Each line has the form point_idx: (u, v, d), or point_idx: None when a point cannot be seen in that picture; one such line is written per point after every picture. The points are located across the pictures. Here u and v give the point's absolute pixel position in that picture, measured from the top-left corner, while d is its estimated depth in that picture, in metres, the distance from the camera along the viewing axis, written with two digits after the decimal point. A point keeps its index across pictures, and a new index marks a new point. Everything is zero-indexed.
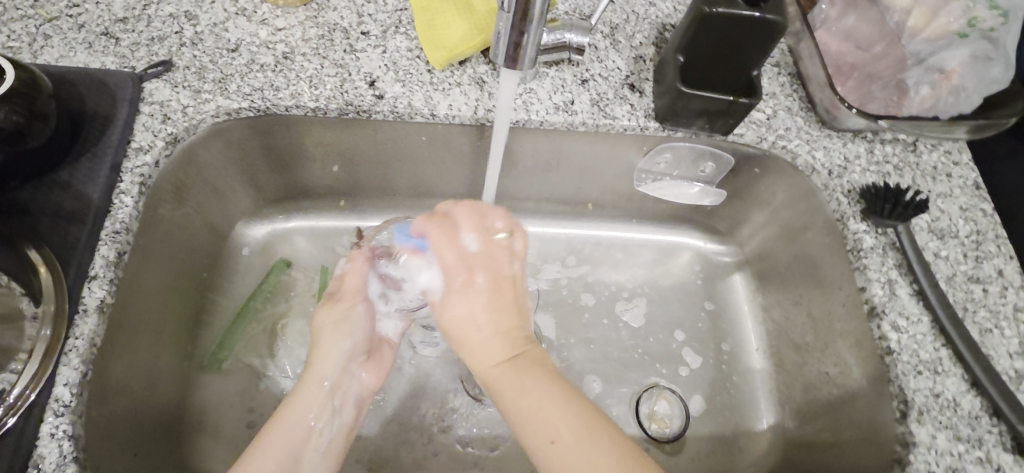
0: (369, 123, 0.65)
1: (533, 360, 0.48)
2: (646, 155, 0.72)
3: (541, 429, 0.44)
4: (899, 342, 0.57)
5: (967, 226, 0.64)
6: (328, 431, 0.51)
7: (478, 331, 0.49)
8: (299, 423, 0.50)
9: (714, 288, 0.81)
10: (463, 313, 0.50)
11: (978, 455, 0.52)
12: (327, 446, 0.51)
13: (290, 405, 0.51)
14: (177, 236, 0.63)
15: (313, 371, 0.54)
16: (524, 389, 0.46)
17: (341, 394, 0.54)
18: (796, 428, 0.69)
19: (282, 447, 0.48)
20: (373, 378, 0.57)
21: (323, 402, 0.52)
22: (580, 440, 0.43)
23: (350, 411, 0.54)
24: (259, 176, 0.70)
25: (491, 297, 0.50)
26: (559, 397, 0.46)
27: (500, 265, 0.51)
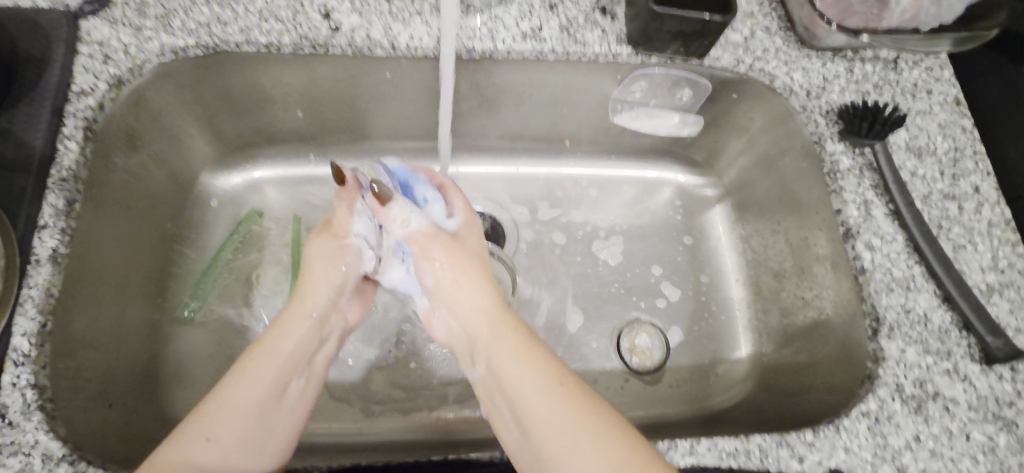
0: (327, 59, 0.62)
1: (520, 326, 0.50)
2: (620, 84, 0.70)
3: (538, 377, 0.46)
4: (873, 261, 0.57)
5: (945, 144, 0.63)
6: (311, 362, 0.52)
7: (467, 278, 0.54)
8: (281, 349, 0.50)
9: (694, 221, 0.80)
10: (458, 264, 0.55)
11: (946, 367, 0.53)
12: (308, 377, 0.52)
13: (275, 333, 0.51)
14: (135, 187, 0.60)
15: (303, 302, 0.54)
16: (507, 338, 0.49)
17: (328, 325, 0.56)
18: (773, 354, 0.70)
19: (271, 371, 0.48)
20: (355, 315, 0.61)
21: (312, 331, 0.53)
22: (557, 394, 0.45)
23: (330, 346, 0.56)
24: (218, 121, 0.67)
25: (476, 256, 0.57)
26: (541, 359, 0.47)
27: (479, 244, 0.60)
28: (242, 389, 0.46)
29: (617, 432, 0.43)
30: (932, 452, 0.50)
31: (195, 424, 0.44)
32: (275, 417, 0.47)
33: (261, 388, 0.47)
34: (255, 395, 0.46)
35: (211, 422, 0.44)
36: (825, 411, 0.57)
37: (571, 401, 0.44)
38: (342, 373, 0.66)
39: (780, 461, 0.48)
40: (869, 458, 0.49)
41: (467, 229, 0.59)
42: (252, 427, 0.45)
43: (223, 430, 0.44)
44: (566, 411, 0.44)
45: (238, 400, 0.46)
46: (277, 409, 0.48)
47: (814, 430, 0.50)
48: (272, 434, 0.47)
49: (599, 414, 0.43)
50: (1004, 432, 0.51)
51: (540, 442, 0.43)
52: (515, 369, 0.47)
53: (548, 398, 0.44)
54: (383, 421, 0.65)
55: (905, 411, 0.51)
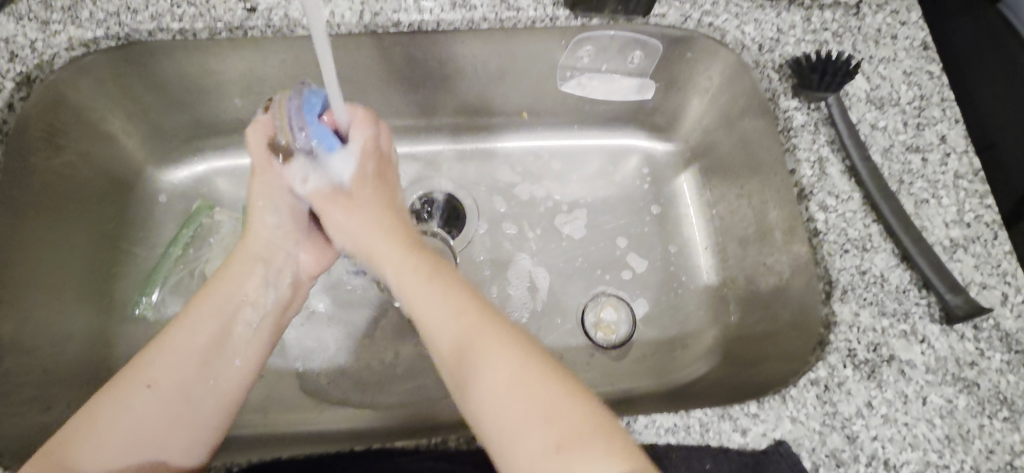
0: (250, 44, 0.59)
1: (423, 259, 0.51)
2: (566, 50, 0.66)
3: (431, 306, 0.48)
4: (827, 222, 0.54)
5: (910, 92, 0.59)
6: (261, 305, 0.52)
7: (367, 222, 0.54)
8: (231, 292, 0.51)
9: (661, 190, 0.76)
10: (360, 208, 0.55)
11: (903, 329, 0.51)
12: (258, 321, 0.52)
13: (224, 280, 0.51)
14: (64, 188, 0.59)
15: (249, 245, 0.54)
16: (413, 278, 0.50)
17: (276, 268, 0.54)
18: (741, 322, 0.67)
19: (215, 315, 0.49)
20: (309, 259, 0.58)
21: (259, 275, 0.53)
22: (453, 323, 0.46)
23: (283, 289, 0.54)
24: (154, 114, 0.65)
25: (376, 192, 0.56)
26: (437, 292, 0.48)
27: (389, 171, 0.58)
28: (183, 337, 0.47)
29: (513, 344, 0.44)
30: (885, 418, 0.48)
31: (136, 371, 0.45)
32: (220, 364, 0.48)
33: (203, 334, 0.48)
34: (196, 343, 0.47)
35: (152, 370, 0.46)
36: (781, 379, 0.55)
37: (467, 327, 0.45)
38: (296, 364, 0.65)
39: (721, 434, 0.47)
40: (817, 427, 0.47)
41: (369, 156, 0.55)
42: (195, 375, 0.47)
43: (165, 377, 0.46)
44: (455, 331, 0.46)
45: (180, 348, 0.47)
46: (221, 355, 0.49)
47: (758, 401, 0.48)
48: (216, 385, 0.47)
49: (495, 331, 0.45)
50: (965, 394, 0.49)
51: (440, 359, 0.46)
52: (413, 302, 0.49)
53: (443, 324, 0.46)
54: (337, 410, 0.64)
55: (857, 377, 0.49)
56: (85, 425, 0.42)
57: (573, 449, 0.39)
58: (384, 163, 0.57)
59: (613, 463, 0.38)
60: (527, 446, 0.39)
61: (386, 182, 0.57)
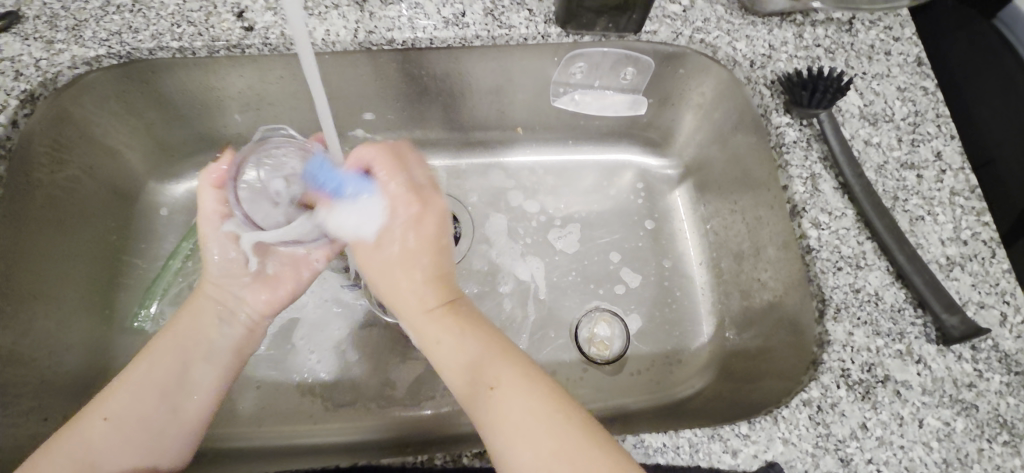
0: (248, 61, 0.61)
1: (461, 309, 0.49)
2: (560, 66, 0.67)
3: (472, 376, 0.45)
4: (820, 239, 0.54)
5: (904, 108, 0.59)
6: (216, 343, 0.51)
7: (413, 284, 0.49)
8: (188, 328, 0.51)
9: (656, 205, 0.76)
10: (406, 256, 0.49)
11: (899, 349, 0.50)
12: (211, 358, 0.51)
13: (184, 319, 0.51)
14: (66, 202, 0.60)
15: (206, 285, 0.53)
16: (448, 329, 0.48)
17: (231, 309, 0.53)
18: (737, 338, 0.66)
19: (174, 353, 0.49)
20: (265, 299, 0.54)
21: (211, 315, 0.52)
22: (494, 379, 0.45)
23: (239, 329, 0.53)
24: (156, 129, 0.67)
25: (425, 232, 0.50)
26: (467, 343, 0.47)
27: (437, 196, 0.51)
28: (143, 372, 0.48)
29: (546, 419, 0.42)
30: (880, 440, 0.47)
31: (96, 406, 0.46)
32: (178, 399, 0.48)
33: (162, 370, 0.48)
34: (153, 378, 0.48)
35: (111, 403, 0.46)
36: (773, 398, 0.54)
37: (496, 384, 0.44)
38: (288, 378, 0.65)
39: (712, 455, 0.46)
40: (810, 449, 0.46)
41: (403, 198, 0.50)
42: (151, 410, 0.47)
43: (122, 411, 0.46)
44: (500, 409, 0.43)
45: (139, 382, 0.47)
46: (179, 391, 0.48)
47: (750, 421, 0.47)
48: (174, 420, 0.47)
49: (538, 403, 0.43)
50: (962, 417, 0.48)
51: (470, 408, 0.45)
52: (455, 368, 0.47)
53: (487, 402, 0.44)
54: (329, 425, 0.63)
55: (851, 398, 0.48)
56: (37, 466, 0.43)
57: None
58: (425, 194, 0.51)
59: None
60: None
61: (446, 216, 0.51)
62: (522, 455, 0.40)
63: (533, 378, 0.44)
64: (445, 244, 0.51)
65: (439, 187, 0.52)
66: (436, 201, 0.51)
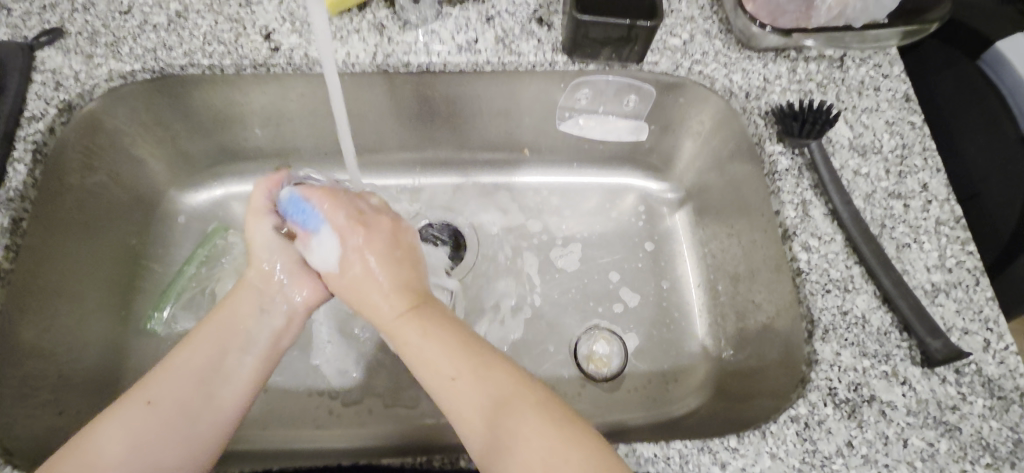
0: (271, 79, 0.64)
1: (431, 312, 0.50)
2: (565, 91, 0.70)
3: (440, 370, 0.46)
4: (809, 262, 0.56)
5: (892, 140, 0.62)
6: (257, 332, 0.54)
7: (378, 290, 0.51)
8: (228, 318, 0.53)
9: (655, 227, 0.78)
10: (365, 271, 0.52)
11: (884, 370, 0.52)
12: (251, 348, 0.53)
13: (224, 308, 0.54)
14: (93, 206, 0.63)
15: (249, 278, 0.57)
16: (426, 332, 0.48)
17: (272, 300, 0.56)
18: (731, 358, 0.68)
19: (213, 340, 0.51)
20: (308, 293, 0.58)
21: (252, 305, 0.55)
22: (472, 379, 0.45)
23: (278, 319, 0.56)
24: (181, 140, 0.70)
25: (377, 248, 0.53)
26: (444, 346, 0.47)
27: (383, 221, 0.55)
28: (184, 359, 0.50)
29: (535, 421, 0.42)
30: (865, 458, 0.48)
31: (137, 391, 0.47)
32: (215, 386, 0.50)
33: (202, 358, 0.50)
34: (194, 365, 0.50)
35: (152, 389, 0.48)
36: (763, 415, 0.56)
37: (471, 382, 0.45)
38: (294, 383, 0.67)
39: (701, 467, 0.48)
40: (797, 464, 0.48)
41: (349, 227, 0.54)
42: (188, 396, 0.48)
43: (162, 396, 0.47)
44: (465, 403, 0.44)
45: (181, 368, 0.49)
46: (217, 378, 0.50)
47: (739, 435, 0.49)
48: (210, 407, 0.49)
49: (505, 392, 0.44)
50: (946, 438, 0.49)
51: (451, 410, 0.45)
52: (423, 364, 0.47)
53: (452, 396, 0.45)
54: (331, 430, 0.65)
55: (837, 416, 0.50)
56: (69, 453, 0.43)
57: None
58: (369, 217, 0.55)
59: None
60: None
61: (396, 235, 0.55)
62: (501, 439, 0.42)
63: (500, 368, 0.46)
64: (403, 255, 0.54)
65: (385, 213, 0.57)
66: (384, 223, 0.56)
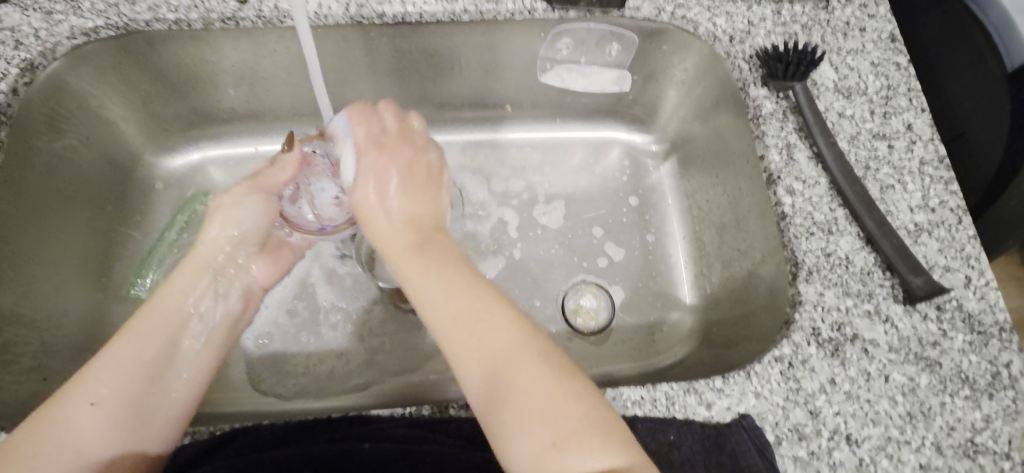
0: (241, 34, 0.62)
1: (440, 247, 0.47)
2: (546, 42, 0.69)
3: (444, 307, 0.43)
4: (794, 205, 0.56)
5: (877, 82, 0.61)
6: (211, 317, 0.52)
7: (386, 216, 0.48)
8: (178, 303, 0.50)
9: (640, 181, 0.78)
10: (376, 193, 0.49)
11: (867, 309, 0.52)
12: (207, 333, 0.52)
13: (173, 293, 0.50)
14: (66, 172, 0.62)
15: (200, 254, 0.54)
16: (432, 267, 0.45)
17: (227, 280, 0.55)
18: (716, 307, 0.68)
19: (163, 328, 0.48)
20: (263, 271, 0.59)
21: (207, 287, 0.53)
22: (476, 321, 0.42)
23: (234, 301, 0.55)
24: (153, 103, 0.69)
25: (390, 174, 0.49)
26: (450, 280, 0.44)
27: (404, 149, 0.51)
28: (129, 350, 0.46)
29: (535, 368, 0.40)
30: (847, 394, 0.49)
31: (77, 389, 0.43)
32: (170, 376, 0.47)
33: (152, 348, 0.47)
34: (143, 355, 0.46)
35: (94, 386, 0.43)
36: (747, 358, 0.56)
37: (475, 322, 0.42)
38: (281, 345, 0.67)
39: (687, 407, 0.48)
40: (780, 402, 0.49)
41: (366, 148, 0.50)
42: (143, 390, 0.45)
43: (108, 393, 0.44)
44: (468, 342, 0.41)
45: (126, 361, 0.45)
46: (170, 369, 0.48)
47: (724, 377, 0.49)
48: (166, 400, 0.46)
49: (505, 336, 0.41)
50: (926, 373, 0.50)
51: (452, 350, 0.42)
52: (427, 301, 0.44)
53: (456, 335, 0.42)
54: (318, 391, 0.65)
55: (820, 355, 0.50)
56: (11, 455, 0.39)
57: (571, 447, 0.37)
58: (387, 143, 0.51)
59: (612, 457, 0.37)
60: (531, 436, 0.38)
61: (413, 169, 0.51)
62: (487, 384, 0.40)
63: (494, 310, 0.42)
64: (415, 188, 0.50)
65: (407, 141, 0.52)
66: (400, 149, 0.51)
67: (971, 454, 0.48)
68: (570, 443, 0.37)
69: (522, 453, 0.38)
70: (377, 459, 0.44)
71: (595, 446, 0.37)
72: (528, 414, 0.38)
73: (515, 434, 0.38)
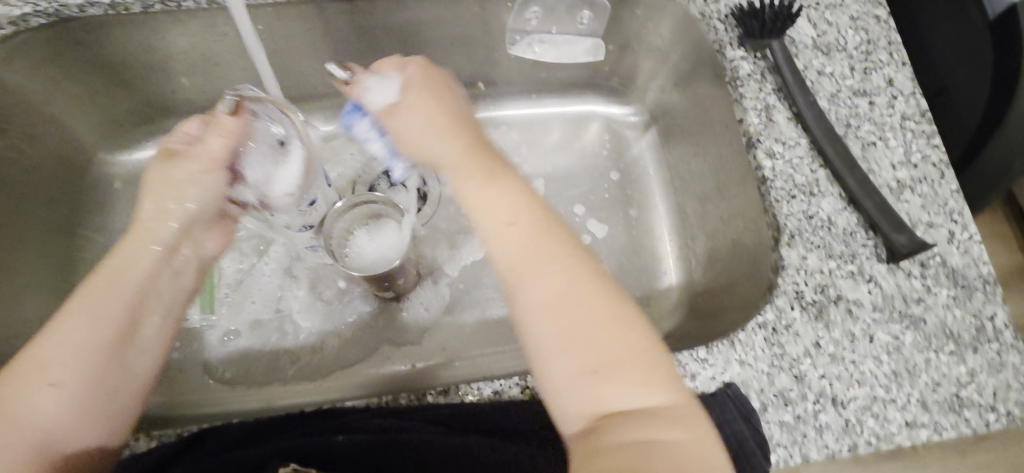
0: (187, 16, 0.59)
1: (493, 171, 0.47)
2: (514, 11, 0.66)
3: (499, 215, 0.44)
4: (774, 168, 0.55)
5: (857, 37, 0.59)
6: (167, 292, 0.49)
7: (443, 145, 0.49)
8: (132, 277, 0.46)
9: (620, 155, 0.76)
10: (426, 125, 0.50)
11: (851, 270, 0.51)
12: (167, 309, 0.49)
13: (125, 268, 0.46)
14: (10, 171, 0.58)
15: (141, 229, 0.49)
16: (488, 189, 0.46)
17: (179, 254, 0.51)
18: (701, 280, 0.67)
19: (121, 303, 0.44)
20: (213, 243, 0.57)
21: (161, 262, 0.49)
22: (530, 234, 0.43)
23: (189, 278, 0.53)
24: (101, 97, 0.64)
25: (437, 107, 0.51)
26: (505, 196, 0.45)
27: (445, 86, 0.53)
28: (81, 328, 0.42)
29: (586, 293, 0.41)
30: (832, 357, 0.48)
31: (25, 373, 0.39)
32: (132, 355, 0.44)
33: (109, 326, 0.43)
34: (100, 333, 0.42)
35: (45, 367, 0.40)
36: (727, 327, 0.55)
37: (530, 235, 0.43)
38: (256, 342, 0.65)
39: None
40: (765, 368, 0.48)
41: (413, 83, 0.52)
42: (106, 371, 0.42)
43: (64, 374, 0.40)
44: (522, 250, 0.43)
45: (78, 341, 0.41)
46: (131, 346, 0.44)
47: (708, 347, 0.49)
48: (128, 382, 0.43)
49: (559, 255, 0.42)
50: (911, 331, 0.49)
51: (501, 257, 0.43)
52: (479, 210, 0.45)
53: (509, 242, 0.43)
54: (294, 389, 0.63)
55: (804, 319, 0.50)
56: None
57: (609, 376, 0.39)
58: (433, 80, 0.52)
59: (650, 393, 0.39)
60: (575, 358, 0.39)
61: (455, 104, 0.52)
62: (542, 312, 0.41)
63: (562, 244, 0.42)
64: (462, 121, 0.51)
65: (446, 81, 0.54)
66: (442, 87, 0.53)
67: (956, 408, 0.47)
68: (609, 371, 0.39)
69: (562, 370, 0.39)
70: (352, 452, 0.43)
71: (636, 380, 0.39)
72: (576, 338, 0.40)
73: (556, 353, 0.40)
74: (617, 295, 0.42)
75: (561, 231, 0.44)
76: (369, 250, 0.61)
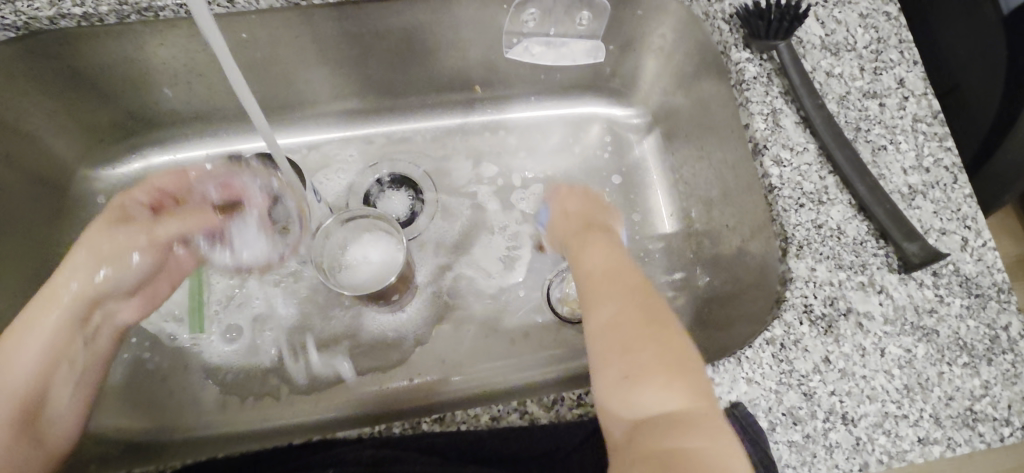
0: (167, 26, 0.56)
1: (599, 239, 0.50)
2: (511, 14, 0.63)
3: (583, 257, 0.49)
4: (782, 176, 0.53)
5: (866, 35, 0.57)
6: (79, 360, 0.51)
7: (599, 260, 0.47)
8: (41, 348, 0.47)
9: (623, 157, 0.74)
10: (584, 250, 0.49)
11: (861, 281, 0.50)
12: (77, 376, 0.51)
13: (32, 338, 0.47)
14: None
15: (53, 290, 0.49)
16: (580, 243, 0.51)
17: (96, 317, 0.52)
18: (707, 286, 0.66)
19: (29, 378, 0.46)
20: (133, 309, 0.56)
21: (75, 330, 0.50)
22: (601, 268, 0.47)
23: (103, 341, 0.54)
24: (80, 109, 0.62)
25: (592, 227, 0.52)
26: (601, 243, 0.50)
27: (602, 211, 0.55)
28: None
29: (636, 312, 0.42)
30: (842, 372, 0.47)
31: None
32: (41, 426, 0.47)
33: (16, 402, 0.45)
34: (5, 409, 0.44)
35: None
36: (739, 341, 0.53)
37: (600, 269, 0.47)
38: (251, 358, 0.64)
39: None
40: (773, 386, 0.47)
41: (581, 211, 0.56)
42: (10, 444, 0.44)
43: None
44: (590, 279, 0.47)
45: None
46: (42, 418, 0.47)
47: (714, 365, 0.47)
48: (41, 452, 0.46)
49: (620, 285, 0.45)
50: (923, 343, 0.48)
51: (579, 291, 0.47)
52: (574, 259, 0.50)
53: (584, 274, 0.48)
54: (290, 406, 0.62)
55: (814, 334, 0.48)
56: None
57: (636, 383, 0.39)
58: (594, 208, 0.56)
59: (673, 400, 0.38)
60: (611, 367, 0.40)
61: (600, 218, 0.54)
62: (595, 322, 0.43)
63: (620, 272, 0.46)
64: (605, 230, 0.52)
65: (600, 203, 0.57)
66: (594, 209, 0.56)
67: (970, 423, 0.46)
68: (637, 378, 0.39)
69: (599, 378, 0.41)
70: None
71: (661, 387, 0.38)
72: (609, 348, 0.41)
73: (597, 366, 0.42)
74: (670, 320, 0.42)
75: (642, 275, 0.47)
76: (359, 268, 0.61)
